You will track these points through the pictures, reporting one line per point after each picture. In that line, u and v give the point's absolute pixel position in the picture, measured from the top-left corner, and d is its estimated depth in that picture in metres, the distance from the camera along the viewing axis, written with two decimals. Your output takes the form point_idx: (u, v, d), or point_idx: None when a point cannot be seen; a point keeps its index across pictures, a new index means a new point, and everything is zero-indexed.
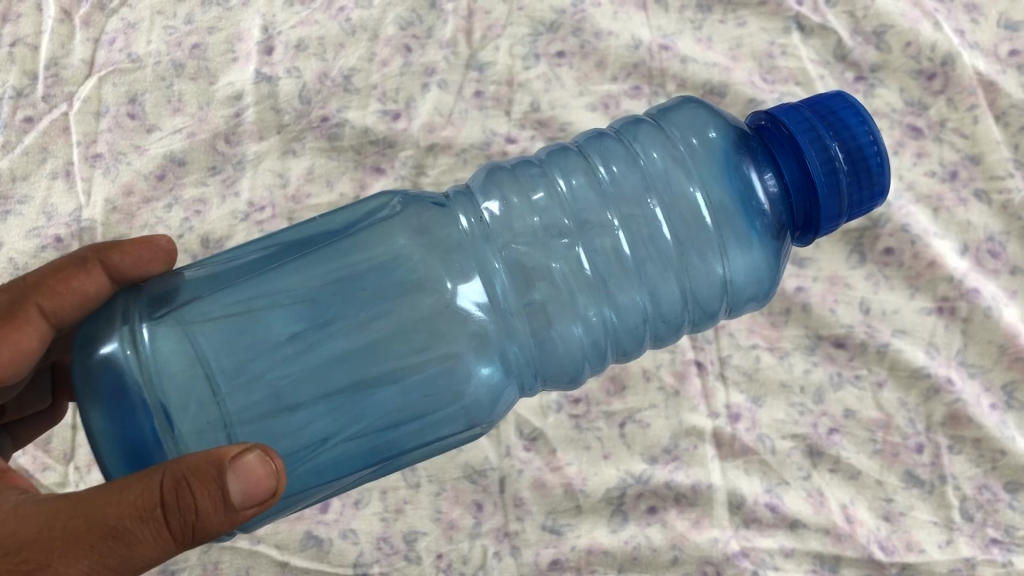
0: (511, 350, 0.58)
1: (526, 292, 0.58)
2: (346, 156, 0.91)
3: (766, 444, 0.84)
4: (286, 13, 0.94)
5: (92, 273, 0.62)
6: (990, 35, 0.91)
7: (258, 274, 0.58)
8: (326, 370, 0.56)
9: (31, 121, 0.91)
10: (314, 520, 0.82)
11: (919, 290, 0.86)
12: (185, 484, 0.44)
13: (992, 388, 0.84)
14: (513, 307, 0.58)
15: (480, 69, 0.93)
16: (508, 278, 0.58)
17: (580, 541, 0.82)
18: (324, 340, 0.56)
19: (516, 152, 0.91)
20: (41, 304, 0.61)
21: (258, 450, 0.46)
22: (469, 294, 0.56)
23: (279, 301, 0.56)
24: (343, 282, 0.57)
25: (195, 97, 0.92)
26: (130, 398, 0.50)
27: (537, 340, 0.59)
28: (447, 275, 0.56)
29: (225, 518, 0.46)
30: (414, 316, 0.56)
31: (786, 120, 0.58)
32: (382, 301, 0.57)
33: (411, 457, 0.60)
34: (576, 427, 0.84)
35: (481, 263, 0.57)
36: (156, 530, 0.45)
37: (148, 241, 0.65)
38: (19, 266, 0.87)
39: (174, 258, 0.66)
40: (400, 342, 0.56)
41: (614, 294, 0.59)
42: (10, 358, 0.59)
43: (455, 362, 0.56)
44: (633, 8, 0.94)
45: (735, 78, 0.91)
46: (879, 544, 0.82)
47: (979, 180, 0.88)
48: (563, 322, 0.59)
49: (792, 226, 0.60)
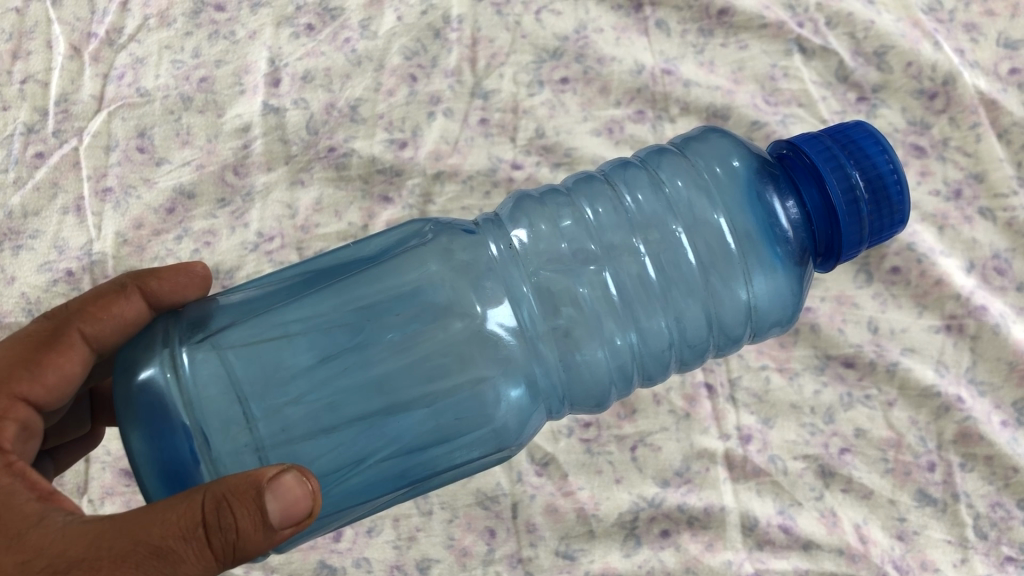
0: (539, 374, 0.58)
1: (554, 314, 0.59)
2: (353, 185, 0.92)
3: (778, 465, 0.84)
4: (292, 45, 0.95)
5: (131, 299, 0.62)
6: (991, 54, 0.91)
7: (290, 302, 0.58)
8: (357, 401, 0.56)
9: (41, 157, 0.92)
10: (327, 549, 0.82)
11: (927, 308, 0.86)
12: (226, 504, 0.45)
13: (1002, 406, 0.84)
14: (541, 332, 0.58)
15: (485, 97, 0.94)
16: (537, 301, 0.59)
17: (593, 566, 0.82)
18: (356, 370, 0.57)
19: (522, 178, 0.92)
20: (83, 330, 0.60)
21: (294, 470, 0.47)
22: (498, 317, 0.57)
23: (312, 331, 0.57)
24: (375, 309, 0.58)
25: (204, 130, 0.93)
26: (172, 421, 0.51)
27: (565, 364, 0.59)
28: (478, 299, 0.57)
29: (265, 537, 0.46)
30: (444, 340, 0.57)
31: (807, 148, 0.59)
32: (412, 327, 0.57)
33: (441, 479, 0.60)
34: (587, 451, 0.84)
35: (510, 288, 0.58)
36: (200, 549, 0.45)
37: (186, 268, 0.66)
38: (31, 301, 0.88)
39: (209, 285, 0.67)
40: (430, 366, 0.57)
41: (641, 320, 0.60)
42: (55, 383, 0.58)
43: (485, 386, 0.56)
44: (635, 33, 0.95)
45: (737, 102, 0.92)
46: (893, 563, 0.82)
47: (983, 198, 0.88)
48: (590, 346, 0.59)
49: (814, 253, 0.60)
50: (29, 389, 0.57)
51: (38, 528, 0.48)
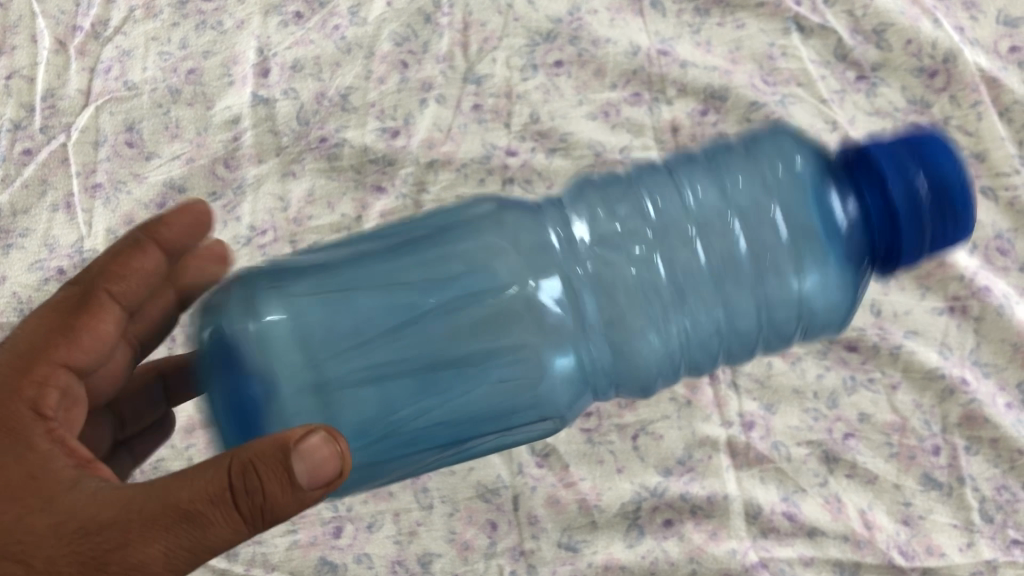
0: (588, 356, 0.60)
1: (605, 296, 0.61)
2: (345, 176, 0.90)
3: (781, 451, 0.83)
4: (280, 34, 0.94)
5: (148, 252, 0.60)
6: (990, 32, 0.90)
7: (363, 274, 0.60)
8: (417, 378, 0.58)
9: (29, 153, 0.91)
10: (327, 546, 0.81)
11: (930, 289, 0.84)
12: (252, 468, 0.46)
13: (1007, 387, 0.82)
14: (591, 314, 0.60)
15: (478, 83, 0.93)
16: (590, 282, 0.61)
17: (597, 557, 0.81)
18: (418, 349, 0.59)
19: (517, 165, 0.90)
20: (110, 288, 0.57)
21: (320, 431, 0.47)
22: (549, 291, 0.60)
23: (380, 309, 0.59)
24: (439, 293, 0.59)
25: (193, 123, 0.91)
26: (246, 362, 0.54)
27: (615, 350, 0.60)
28: (532, 275, 0.60)
29: (293, 499, 0.47)
30: (499, 316, 0.59)
31: (875, 151, 0.55)
32: (468, 304, 0.59)
33: (488, 444, 0.64)
34: (587, 441, 0.83)
35: (566, 267, 0.61)
36: (229, 512, 0.46)
37: (187, 207, 0.64)
38: (23, 300, 0.87)
39: (212, 224, 0.66)
40: (484, 347, 0.59)
41: (689, 306, 0.61)
42: (91, 344, 0.56)
43: (533, 362, 0.59)
44: (630, 15, 0.94)
45: (735, 82, 0.91)
46: (899, 549, 0.80)
47: (984, 177, 0.87)
48: (638, 330, 0.60)
49: (874, 258, 0.58)
50: (65, 353, 0.55)
51: (73, 491, 0.48)
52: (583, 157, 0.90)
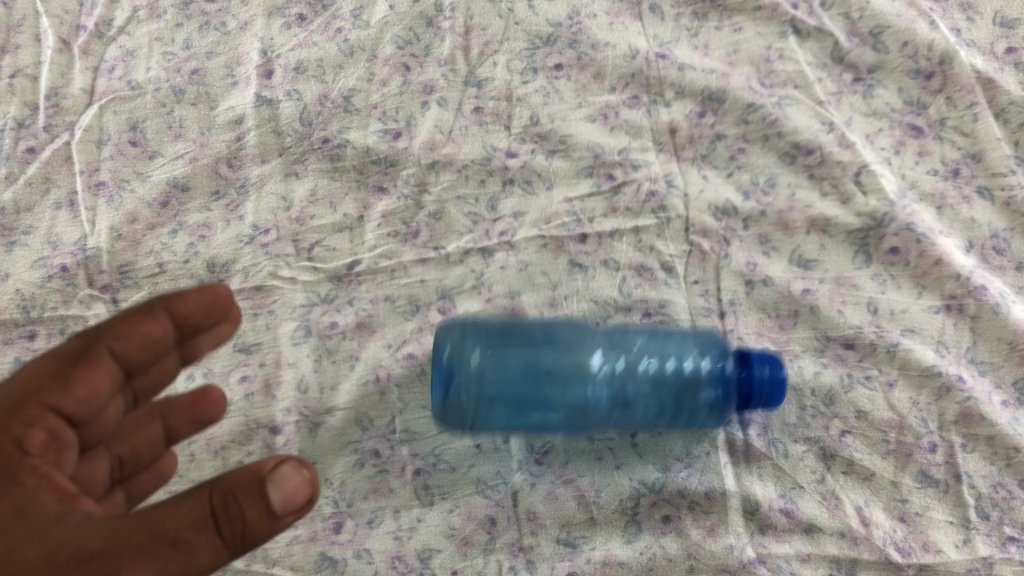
0: (593, 409, 0.81)
1: (610, 367, 0.81)
2: (348, 177, 0.91)
3: (778, 449, 0.82)
4: (284, 36, 0.97)
5: (158, 318, 0.60)
6: (987, 33, 0.93)
7: (483, 331, 0.83)
8: (502, 406, 0.81)
9: (33, 152, 0.91)
10: (328, 541, 0.78)
11: (926, 288, 0.85)
12: (232, 497, 0.49)
13: (1002, 385, 0.82)
14: (603, 380, 0.80)
15: (479, 86, 0.94)
16: (605, 359, 0.82)
17: (595, 553, 0.78)
18: (508, 387, 0.81)
19: (518, 166, 0.91)
20: (112, 346, 0.57)
21: (292, 461, 0.50)
22: (588, 360, 0.81)
23: (492, 354, 0.81)
24: (530, 352, 0.82)
25: (196, 122, 0.93)
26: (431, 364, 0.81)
27: (605, 409, 0.81)
28: (580, 350, 0.82)
29: (270, 527, 0.50)
30: (557, 372, 0.81)
31: (781, 364, 0.78)
32: (543, 360, 0.81)
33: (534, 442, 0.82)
34: (587, 438, 0.82)
35: (597, 348, 0.83)
36: (211, 539, 0.49)
37: (210, 287, 0.63)
38: (27, 298, 0.85)
39: (232, 307, 0.65)
40: (547, 394, 0.81)
41: (659, 394, 0.81)
42: (83, 397, 0.55)
43: (572, 401, 0.81)
44: (628, 18, 0.97)
45: (733, 85, 0.93)
46: (895, 546, 0.78)
47: (981, 178, 0.88)
48: (619, 403, 0.81)
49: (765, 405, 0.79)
50: (57, 400, 0.54)
51: (58, 525, 0.50)
52: (583, 158, 0.92)
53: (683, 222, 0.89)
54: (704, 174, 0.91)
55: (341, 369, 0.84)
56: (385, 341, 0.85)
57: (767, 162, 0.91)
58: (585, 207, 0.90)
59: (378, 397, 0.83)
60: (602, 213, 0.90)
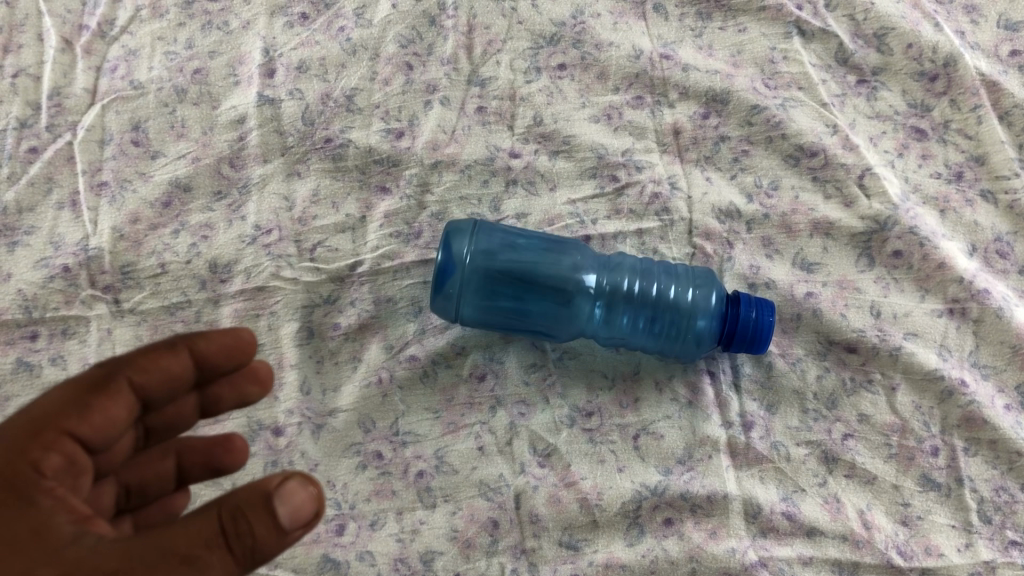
0: (583, 321, 0.83)
1: (607, 287, 0.83)
2: (351, 176, 0.91)
3: (780, 452, 0.82)
4: (286, 35, 0.96)
5: (178, 354, 0.60)
6: (991, 35, 0.93)
7: (500, 240, 0.84)
8: (498, 312, 0.83)
9: (35, 151, 0.91)
10: (330, 543, 0.78)
11: (929, 292, 0.85)
12: (241, 513, 0.48)
13: (1005, 389, 0.82)
14: (599, 297, 0.83)
15: (482, 85, 0.94)
16: (605, 281, 0.84)
17: (597, 556, 0.78)
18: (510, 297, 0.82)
19: (520, 167, 0.91)
20: (131, 377, 0.57)
21: (297, 475, 0.50)
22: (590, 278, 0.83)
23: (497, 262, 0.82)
24: (536, 267, 0.83)
25: (198, 122, 0.93)
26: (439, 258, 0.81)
27: (592, 320, 0.83)
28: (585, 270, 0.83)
29: (278, 541, 0.49)
30: (556, 288, 0.82)
31: (758, 310, 0.80)
32: (547, 276, 0.83)
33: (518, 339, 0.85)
34: (588, 441, 0.82)
35: (599, 269, 0.84)
36: (222, 556, 0.47)
37: (233, 330, 0.64)
38: (28, 297, 0.85)
39: (253, 351, 0.65)
40: (541, 307, 0.83)
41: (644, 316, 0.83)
42: (101, 424, 0.54)
43: (565, 314, 0.83)
44: (633, 19, 0.97)
45: (736, 86, 0.93)
46: (897, 549, 0.78)
47: (984, 180, 0.88)
48: (604, 318, 0.83)
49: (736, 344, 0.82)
50: (76, 425, 0.53)
51: (73, 544, 0.48)
52: (585, 160, 0.92)
53: (686, 225, 0.89)
54: (707, 175, 0.91)
55: (343, 371, 0.84)
56: (387, 343, 0.85)
57: (771, 164, 0.91)
58: (588, 209, 0.90)
59: (380, 399, 0.83)
60: (605, 215, 0.90)
